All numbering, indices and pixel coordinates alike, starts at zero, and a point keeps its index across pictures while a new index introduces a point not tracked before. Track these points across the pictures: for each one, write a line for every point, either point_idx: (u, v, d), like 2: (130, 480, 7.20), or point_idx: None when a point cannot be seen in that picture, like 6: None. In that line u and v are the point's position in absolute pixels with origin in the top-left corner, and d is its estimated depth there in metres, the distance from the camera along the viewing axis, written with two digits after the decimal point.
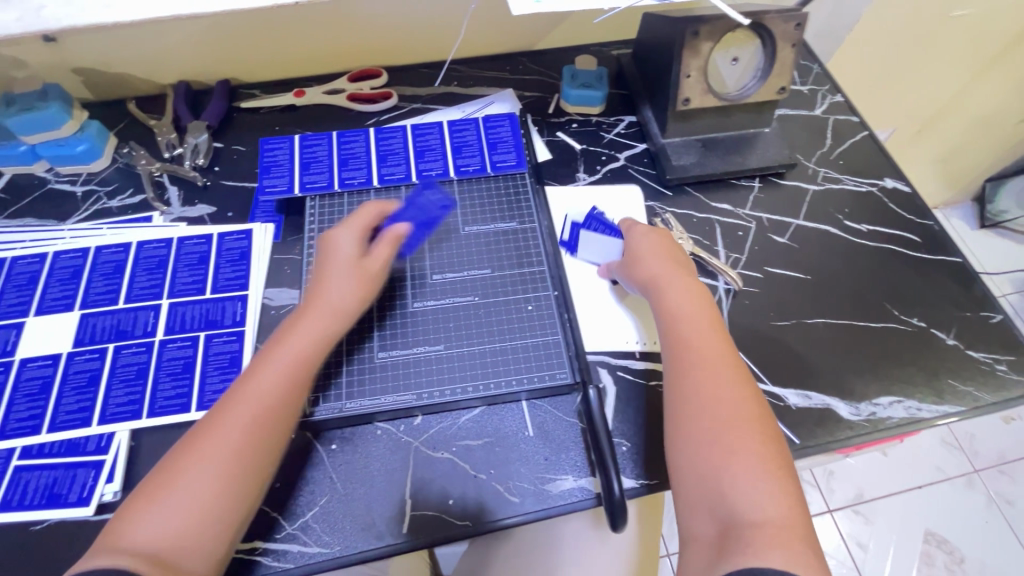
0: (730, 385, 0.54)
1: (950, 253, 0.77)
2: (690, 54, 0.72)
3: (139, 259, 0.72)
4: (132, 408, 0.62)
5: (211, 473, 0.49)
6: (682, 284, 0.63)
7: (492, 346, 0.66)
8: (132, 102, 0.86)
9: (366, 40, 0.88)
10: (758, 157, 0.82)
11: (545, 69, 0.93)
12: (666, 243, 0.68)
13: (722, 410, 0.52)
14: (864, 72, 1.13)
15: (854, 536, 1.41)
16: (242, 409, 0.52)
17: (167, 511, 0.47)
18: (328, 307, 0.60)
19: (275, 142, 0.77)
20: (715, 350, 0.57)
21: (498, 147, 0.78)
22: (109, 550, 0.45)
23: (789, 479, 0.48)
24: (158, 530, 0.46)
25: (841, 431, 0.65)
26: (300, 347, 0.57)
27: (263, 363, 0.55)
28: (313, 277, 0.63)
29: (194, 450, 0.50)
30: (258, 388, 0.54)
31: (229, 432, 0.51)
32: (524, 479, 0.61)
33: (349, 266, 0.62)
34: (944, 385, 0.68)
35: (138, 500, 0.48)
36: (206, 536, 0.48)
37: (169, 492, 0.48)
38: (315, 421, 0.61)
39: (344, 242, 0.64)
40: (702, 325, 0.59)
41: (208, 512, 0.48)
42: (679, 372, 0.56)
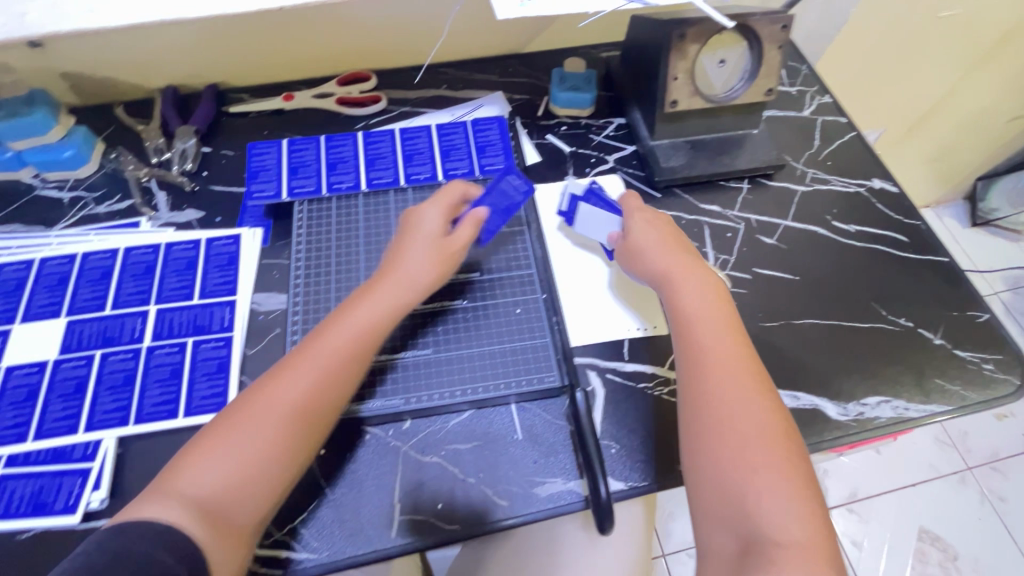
0: (749, 398, 0.53)
1: (937, 253, 0.78)
2: (677, 57, 0.72)
3: (126, 264, 0.72)
4: (119, 415, 0.62)
5: (265, 432, 0.53)
6: (696, 286, 0.62)
7: (478, 349, 0.66)
8: (120, 108, 0.86)
9: (355, 43, 0.88)
10: (747, 158, 0.82)
11: (535, 72, 0.93)
12: (669, 231, 0.68)
13: (746, 428, 0.51)
14: (854, 73, 1.14)
15: (848, 535, 1.41)
16: (307, 374, 0.55)
17: (219, 465, 0.51)
18: (402, 282, 0.62)
19: (262, 147, 0.77)
20: (732, 360, 0.56)
21: (487, 151, 0.78)
22: (168, 491, 0.49)
23: (816, 499, 0.48)
24: (214, 479, 0.50)
25: (829, 431, 0.65)
26: (367, 319, 0.60)
27: (332, 329, 0.58)
28: (394, 248, 0.66)
29: (257, 407, 0.53)
30: (326, 354, 0.57)
31: (289, 393, 0.54)
32: (512, 482, 0.61)
33: (430, 242, 0.64)
34: (932, 385, 0.68)
35: (202, 442, 0.52)
36: (254, 492, 0.51)
37: (228, 441, 0.52)
38: (359, 417, 0.62)
39: (429, 218, 0.66)
40: (720, 331, 0.58)
41: (259, 469, 0.52)
42: (693, 384, 0.55)
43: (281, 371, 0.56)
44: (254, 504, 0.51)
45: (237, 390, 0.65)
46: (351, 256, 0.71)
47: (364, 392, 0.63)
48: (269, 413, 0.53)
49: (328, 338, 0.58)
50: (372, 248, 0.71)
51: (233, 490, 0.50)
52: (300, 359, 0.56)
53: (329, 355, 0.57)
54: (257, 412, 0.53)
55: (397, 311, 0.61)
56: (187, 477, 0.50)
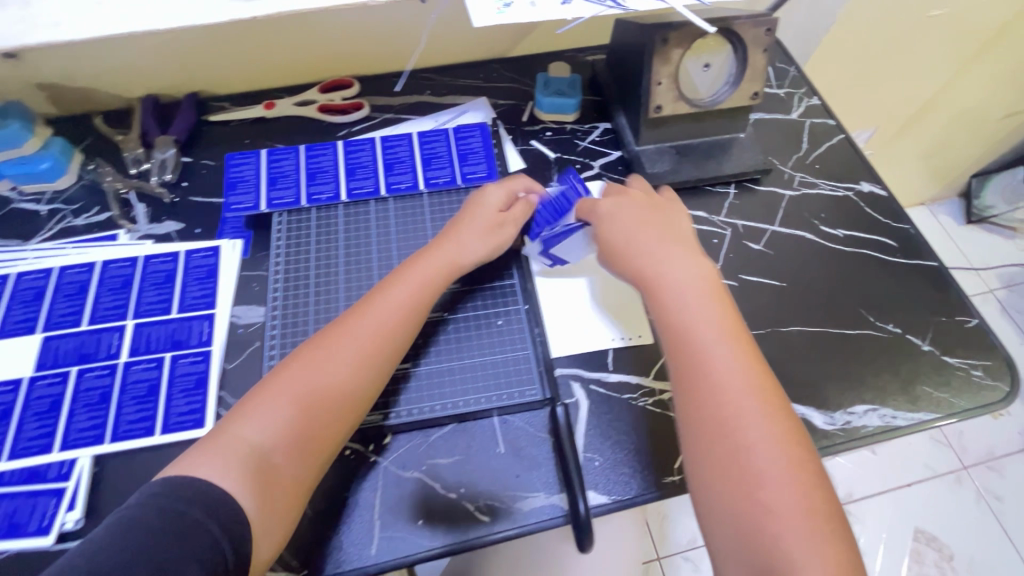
0: (761, 420, 0.50)
1: (925, 257, 0.77)
2: (660, 62, 0.71)
3: (103, 278, 0.71)
4: (95, 432, 0.61)
5: (323, 382, 0.54)
6: (697, 291, 0.58)
7: (461, 362, 0.65)
8: (99, 118, 0.85)
9: (336, 50, 0.86)
10: (733, 162, 0.81)
11: (519, 77, 0.92)
12: (652, 217, 0.66)
13: (762, 459, 0.48)
14: (844, 73, 1.13)
15: None
16: (364, 335, 0.57)
17: (275, 414, 0.52)
18: (457, 259, 0.66)
19: (241, 158, 0.76)
20: (744, 380, 0.52)
21: (469, 159, 0.78)
22: (222, 435, 0.51)
23: (837, 530, 0.46)
24: (268, 432, 0.51)
25: (816, 441, 0.64)
26: (422, 288, 0.62)
27: (392, 289, 0.61)
28: (451, 223, 0.69)
29: (314, 365, 0.55)
30: (387, 309, 0.60)
31: (350, 345, 0.56)
32: (494, 497, 0.60)
33: (487, 220, 0.68)
34: (920, 392, 0.67)
35: (260, 392, 0.54)
36: (306, 450, 0.52)
37: (285, 390, 0.53)
38: (389, 427, 0.62)
39: (491, 197, 0.69)
40: (726, 345, 0.54)
41: (311, 428, 0.53)
42: (702, 407, 0.52)
43: (339, 329, 0.58)
44: (302, 463, 0.52)
45: (215, 406, 0.64)
46: (330, 267, 0.70)
47: (394, 399, 0.63)
48: (328, 372, 0.55)
49: (384, 302, 0.60)
50: (352, 259, 0.70)
51: (286, 446, 0.51)
52: (357, 319, 0.58)
53: (384, 320, 0.59)
54: (315, 367, 0.55)
55: (445, 282, 0.64)
56: (244, 427, 0.51)
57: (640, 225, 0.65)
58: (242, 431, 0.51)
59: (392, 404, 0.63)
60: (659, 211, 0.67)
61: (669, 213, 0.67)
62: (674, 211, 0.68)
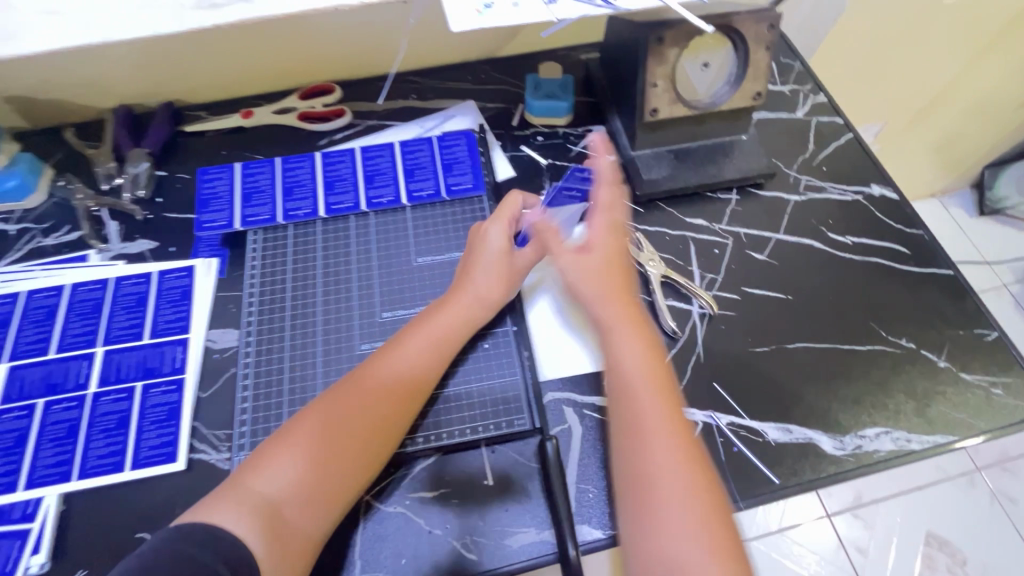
0: (675, 449, 0.50)
1: (940, 265, 0.72)
2: (655, 62, 0.67)
3: (72, 303, 0.67)
4: (62, 469, 0.58)
5: (344, 430, 0.51)
6: (623, 316, 0.57)
7: (466, 388, 0.62)
8: (70, 131, 0.81)
9: (315, 54, 0.82)
10: (734, 166, 0.77)
11: (509, 78, 0.88)
12: (602, 236, 0.63)
13: (671, 488, 0.48)
14: (851, 64, 1.07)
15: (852, 540, 1.35)
16: (385, 379, 0.55)
17: (293, 462, 0.49)
18: (480, 303, 0.62)
19: (214, 172, 0.73)
20: (665, 411, 0.52)
21: (454, 169, 0.74)
22: (240, 486, 0.47)
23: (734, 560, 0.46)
24: (285, 482, 0.48)
25: (825, 467, 0.60)
26: (445, 333, 0.60)
27: (414, 331, 0.59)
28: (463, 265, 0.65)
29: (337, 410, 0.52)
30: (409, 353, 0.57)
31: (372, 390, 0.54)
32: (481, 533, 0.56)
33: (496, 260, 0.63)
34: (935, 413, 0.63)
35: (278, 440, 0.50)
36: (325, 503, 0.49)
37: (305, 437, 0.50)
38: (410, 454, 0.59)
39: (493, 237, 0.64)
40: (643, 379, 0.54)
41: (328, 482, 0.49)
42: (626, 434, 0.52)
43: (358, 372, 0.55)
44: (318, 516, 0.48)
45: (187, 439, 0.60)
46: (308, 288, 0.66)
47: (418, 426, 0.60)
48: (348, 418, 0.52)
49: (405, 346, 0.57)
50: (330, 279, 0.67)
51: (304, 497, 0.48)
52: (378, 363, 0.56)
53: (404, 364, 0.56)
54: (338, 412, 0.52)
55: (468, 326, 0.61)
56: (262, 476, 0.48)
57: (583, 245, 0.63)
58: (259, 479, 0.48)
59: (415, 429, 0.59)
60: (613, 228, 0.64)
61: (622, 227, 0.64)
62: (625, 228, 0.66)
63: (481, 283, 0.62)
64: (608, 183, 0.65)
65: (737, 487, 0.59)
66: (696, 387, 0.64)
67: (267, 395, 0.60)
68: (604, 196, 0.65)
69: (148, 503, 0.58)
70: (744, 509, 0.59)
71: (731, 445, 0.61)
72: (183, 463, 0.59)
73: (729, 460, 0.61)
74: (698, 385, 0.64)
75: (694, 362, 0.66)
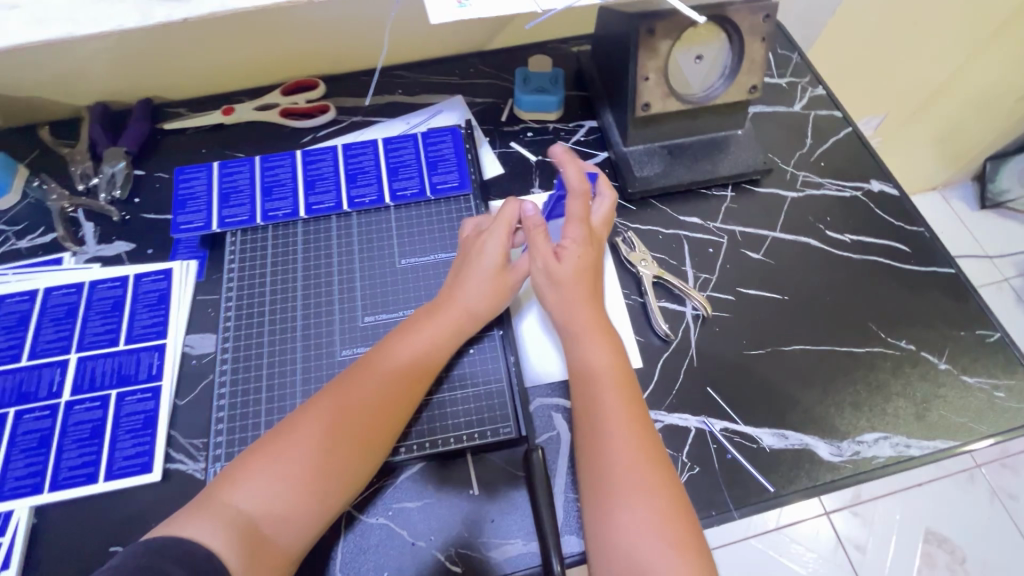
0: (636, 448, 0.50)
1: (942, 264, 0.70)
2: (646, 55, 0.64)
3: (45, 308, 0.65)
4: (33, 481, 0.56)
5: (324, 449, 0.49)
6: (588, 320, 0.58)
7: (455, 393, 0.60)
8: (45, 129, 0.79)
9: (297, 48, 0.80)
10: (730, 162, 0.74)
11: (498, 72, 0.85)
12: (573, 248, 0.59)
13: (631, 488, 0.48)
14: (850, 55, 1.04)
15: (851, 539, 1.29)
16: (369, 390, 0.52)
17: (272, 481, 0.47)
18: (466, 315, 0.59)
19: (190, 171, 0.71)
20: (626, 411, 0.52)
21: (439, 167, 0.72)
22: (217, 504, 0.45)
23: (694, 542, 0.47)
24: (264, 499, 0.46)
25: (821, 474, 0.59)
26: (433, 342, 0.57)
27: (396, 342, 0.56)
28: (454, 274, 0.62)
29: (317, 423, 0.50)
30: (392, 366, 0.55)
31: (352, 404, 0.51)
32: (466, 544, 0.55)
33: (492, 273, 0.60)
34: (935, 417, 0.62)
35: (256, 453, 0.48)
36: (308, 520, 0.47)
37: (284, 454, 0.48)
38: (397, 463, 0.57)
39: (491, 248, 0.61)
40: (603, 368, 0.55)
41: (307, 503, 0.47)
42: (589, 436, 0.52)
43: (341, 382, 0.53)
44: (300, 533, 0.47)
45: (164, 448, 0.59)
46: (287, 291, 0.65)
47: (407, 433, 0.58)
48: (328, 432, 0.50)
49: (390, 355, 0.55)
50: (311, 282, 0.66)
51: (285, 513, 0.46)
52: (361, 373, 0.54)
53: (388, 375, 0.54)
54: (318, 424, 0.50)
55: (454, 339, 0.59)
56: (239, 490, 0.46)
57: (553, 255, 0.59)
58: (237, 493, 0.46)
59: (404, 437, 0.57)
60: (586, 241, 0.60)
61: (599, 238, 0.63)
62: (597, 240, 0.62)
63: (473, 291, 0.60)
64: (580, 190, 0.61)
65: (730, 495, 0.58)
66: (689, 392, 0.62)
67: (245, 403, 0.59)
68: (576, 207, 0.61)
69: (122, 515, 0.56)
70: (738, 518, 0.57)
71: (725, 452, 0.59)
72: (159, 474, 0.57)
73: (723, 468, 0.59)
74: (692, 389, 0.62)
75: (687, 365, 0.64)
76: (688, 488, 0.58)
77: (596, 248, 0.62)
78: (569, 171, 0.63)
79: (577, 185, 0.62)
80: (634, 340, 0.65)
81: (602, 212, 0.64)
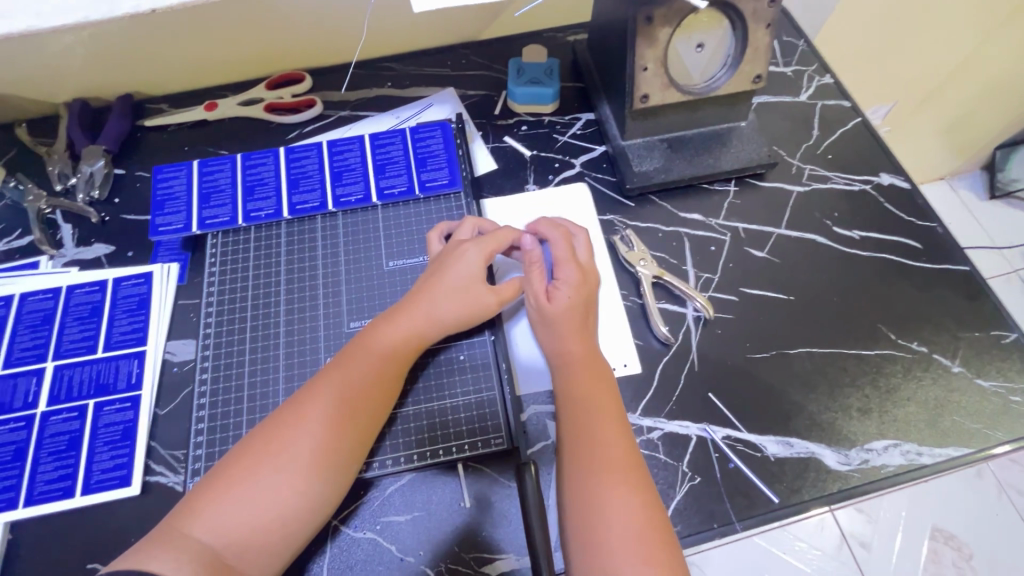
0: (617, 456, 0.49)
1: (955, 261, 0.67)
2: (644, 44, 0.60)
3: (21, 314, 0.63)
4: (8, 496, 0.54)
5: (283, 475, 0.46)
6: (566, 331, 0.56)
7: (427, 407, 0.58)
8: (22, 126, 0.76)
9: (281, 42, 0.76)
10: (733, 156, 0.71)
11: (491, 62, 0.82)
12: (563, 289, 0.57)
13: (611, 497, 0.47)
14: (858, 41, 1.00)
15: (856, 535, 1.12)
16: (330, 406, 0.50)
17: (233, 509, 0.44)
18: (430, 321, 0.56)
19: (170, 171, 0.69)
20: (610, 419, 0.51)
21: (428, 164, 0.70)
22: (176, 537, 0.43)
23: (669, 547, 0.45)
24: (225, 528, 0.44)
25: (827, 483, 0.56)
26: (397, 351, 0.55)
27: (359, 353, 0.54)
28: (423, 277, 0.60)
29: (278, 444, 0.47)
30: (352, 379, 0.52)
31: (311, 423, 0.49)
32: (457, 559, 0.52)
33: (462, 282, 0.57)
34: (948, 423, 0.59)
35: (218, 478, 0.46)
36: (275, 545, 0.45)
37: (245, 480, 0.46)
38: (366, 479, 0.55)
39: (470, 258, 0.58)
40: (581, 371, 0.55)
41: (266, 531, 0.45)
42: (576, 441, 0.51)
43: (300, 398, 0.51)
44: (267, 560, 0.45)
45: (143, 460, 0.56)
46: (270, 295, 0.64)
47: (377, 446, 0.56)
48: (291, 453, 0.47)
49: (352, 367, 0.53)
50: (294, 286, 0.64)
51: (250, 541, 0.44)
52: (321, 386, 0.51)
53: (348, 389, 0.51)
54: (279, 446, 0.47)
55: (418, 345, 0.56)
56: (199, 521, 0.44)
57: (544, 294, 0.58)
58: (197, 522, 0.44)
59: (374, 451, 0.55)
60: (579, 281, 0.58)
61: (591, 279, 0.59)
62: (590, 276, 0.60)
63: (442, 300, 0.57)
64: (560, 237, 0.60)
65: (733, 506, 0.55)
66: (689, 398, 0.60)
67: (227, 414, 0.58)
68: (560, 247, 0.60)
69: (100, 532, 0.54)
70: (740, 530, 0.55)
71: (727, 461, 0.57)
72: (139, 487, 0.55)
73: (725, 478, 0.56)
74: (693, 395, 0.60)
75: (688, 370, 0.61)
76: (688, 500, 0.55)
77: (589, 286, 0.59)
78: (544, 227, 0.62)
79: (553, 237, 0.60)
80: (632, 344, 0.62)
81: (584, 248, 0.61)
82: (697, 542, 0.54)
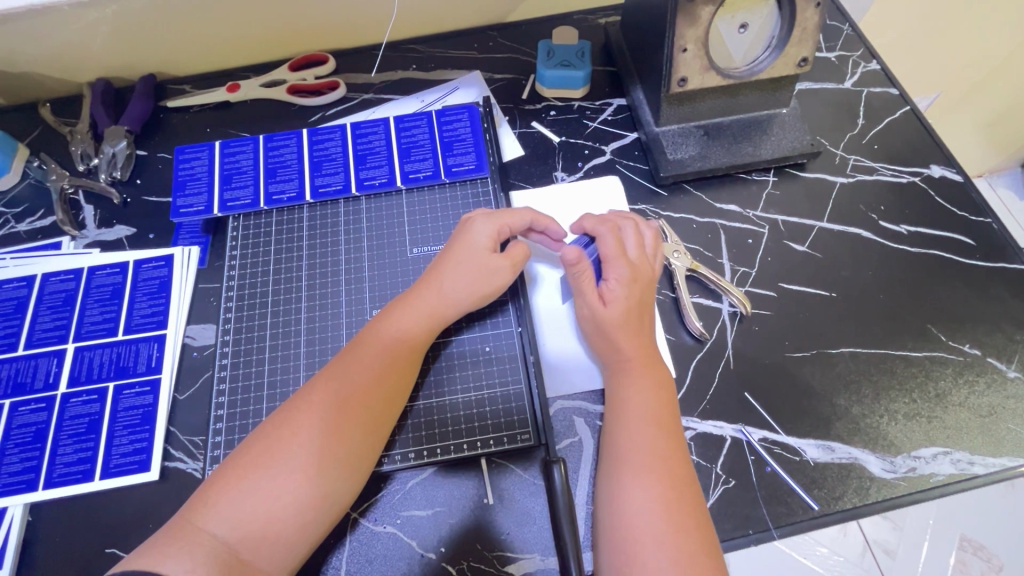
0: (648, 456, 0.47)
1: (1012, 259, 0.63)
2: (685, 22, 0.56)
3: (42, 295, 0.62)
4: (27, 477, 0.54)
5: (296, 466, 0.45)
6: (610, 330, 0.54)
7: (440, 400, 0.56)
8: (45, 106, 0.75)
9: (306, 23, 0.74)
10: (774, 145, 0.67)
11: (520, 45, 0.79)
12: (617, 290, 0.54)
13: (645, 499, 0.45)
14: (903, 25, 0.94)
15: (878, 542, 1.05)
16: (339, 395, 0.48)
17: (246, 501, 0.43)
18: (443, 299, 0.55)
19: (191, 151, 0.68)
20: (647, 421, 0.49)
21: (454, 148, 0.68)
22: (188, 530, 0.41)
23: (705, 554, 0.43)
24: (240, 520, 0.42)
25: (871, 492, 0.53)
26: (409, 333, 0.53)
27: (376, 338, 0.52)
28: (439, 257, 0.58)
29: (289, 433, 0.46)
30: (365, 364, 0.50)
31: (324, 412, 0.47)
32: (480, 558, 0.51)
33: (475, 255, 0.56)
34: (1003, 431, 0.55)
35: (230, 469, 0.45)
36: (289, 538, 0.44)
37: (257, 474, 0.44)
38: (383, 473, 0.53)
39: (480, 232, 0.57)
40: (633, 375, 0.52)
41: (280, 523, 0.43)
42: (616, 443, 0.49)
43: (311, 385, 0.49)
44: (283, 553, 0.43)
45: (162, 445, 0.56)
46: (292, 280, 0.62)
47: (393, 440, 0.54)
48: (301, 444, 0.45)
49: (364, 355, 0.51)
50: (317, 271, 0.63)
51: (263, 533, 0.43)
52: (327, 377, 0.49)
53: (358, 376, 0.50)
54: (292, 435, 0.46)
55: (432, 326, 0.55)
56: (213, 513, 0.42)
57: (598, 299, 0.55)
58: (211, 517, 0.42)
59: (388, 445, 0.54)
60: (631, 278, 0.55)
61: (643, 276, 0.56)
62: (646, 273, 0.56)
63: (455, 279, 0.55)
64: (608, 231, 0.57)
65: (770, 513, 0.52)
66: (724, 397, 0.57)
67: (247, 401, 0.56)
68: (609, 243, 0.56)
69: (118, 516, 0.53)
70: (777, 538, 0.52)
71: (764, 464, 0.54)
72: (157, 472, 0.54)
73: (762, 483, 0.53)
74: (728, 395, 0.57)
75: (723, 368, 0.58)
76: (722, 503, 0.53)
77: (642, 283, 0.56)
78: (590, 222, 0.59)
79: (602, 232, 0.57)
80: (666, 342, 0.60)
81: (636, 243, 0.57)
82: (732, 549, 0.51)
